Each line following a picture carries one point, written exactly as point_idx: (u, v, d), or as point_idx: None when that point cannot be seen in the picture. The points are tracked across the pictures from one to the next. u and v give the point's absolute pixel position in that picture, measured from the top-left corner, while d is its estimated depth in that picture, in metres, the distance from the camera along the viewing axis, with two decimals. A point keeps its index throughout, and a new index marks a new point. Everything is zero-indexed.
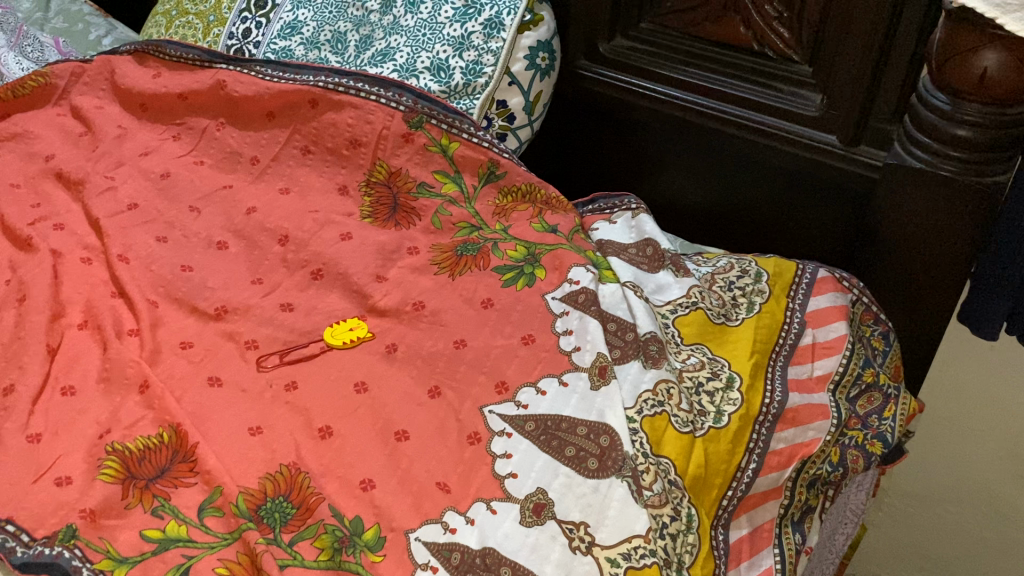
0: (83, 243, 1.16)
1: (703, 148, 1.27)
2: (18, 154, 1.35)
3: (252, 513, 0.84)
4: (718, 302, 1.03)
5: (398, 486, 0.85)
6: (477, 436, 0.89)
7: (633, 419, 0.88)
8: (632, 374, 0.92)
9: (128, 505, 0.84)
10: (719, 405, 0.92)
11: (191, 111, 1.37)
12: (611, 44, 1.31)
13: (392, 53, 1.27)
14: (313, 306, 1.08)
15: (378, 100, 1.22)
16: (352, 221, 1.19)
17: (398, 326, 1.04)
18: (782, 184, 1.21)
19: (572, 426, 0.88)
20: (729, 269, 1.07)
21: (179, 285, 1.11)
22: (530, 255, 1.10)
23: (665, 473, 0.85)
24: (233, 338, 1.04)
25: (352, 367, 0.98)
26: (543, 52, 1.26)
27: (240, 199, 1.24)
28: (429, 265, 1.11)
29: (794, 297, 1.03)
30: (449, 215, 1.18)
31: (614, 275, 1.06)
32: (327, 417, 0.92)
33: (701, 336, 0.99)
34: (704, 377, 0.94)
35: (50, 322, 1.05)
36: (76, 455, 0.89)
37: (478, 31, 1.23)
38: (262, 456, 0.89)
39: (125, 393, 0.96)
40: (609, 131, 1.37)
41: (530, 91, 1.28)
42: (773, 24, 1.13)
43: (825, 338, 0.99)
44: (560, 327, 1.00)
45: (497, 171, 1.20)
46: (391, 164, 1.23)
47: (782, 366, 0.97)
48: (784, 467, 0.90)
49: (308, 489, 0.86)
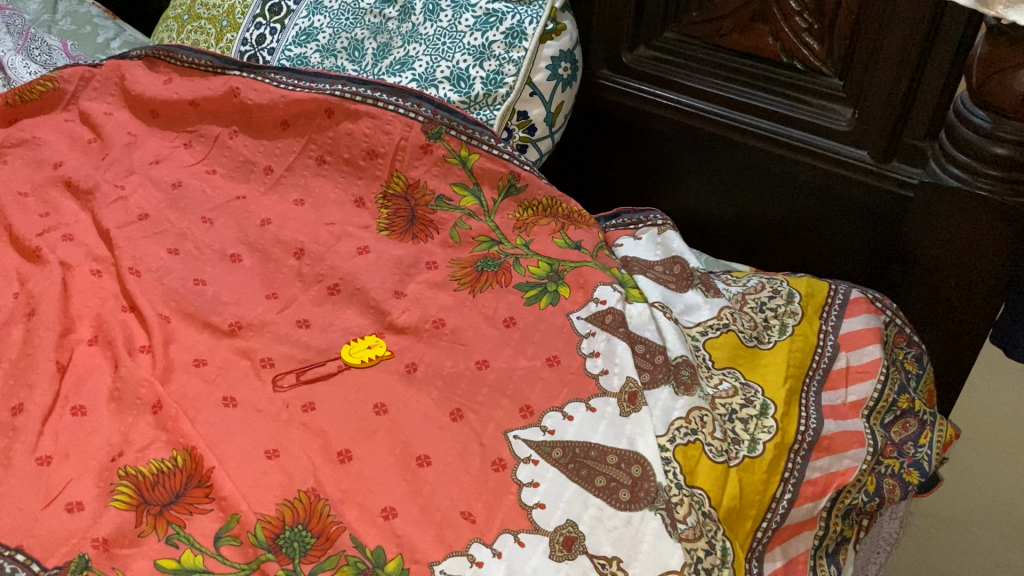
0: (92, 254, 1.13)
1: (726, 161, 1.24)
2: (26, 160, 1.32)
3: (270, 543, 0.81)
4: (750, 324, 0.99)
5: (421, 515, 0.82)
6: (501, 462, 0.86)
7: (665, 448, 0.85)
8: (663, 400, 0.89)
9: (142, 533, 0.81)
10: (753, 433, 0.88)
11: (203, 118, 1.34)
12: (634, 53, 1.28)
13: (410, 62, 1.24)
14: (329, 323, 1.05)
15: (395, 110, 1.19)
16: (368, 234, 1.16)
17: (417, 344, 1.01)
18: (807, 199, 1.18)
19: (602, 454, 0.85)
20: (760, 289, 1.04)
21: (191, 299, 1.07)
22: (553, 272, 1.07)
23: (699, 504, 0.82)
24: (248, 356, 1.01)
25: (370, 387, 0.95)
26: (565, 62, 1.23)
27: (253, 210, 1.21)
28: (448, 281, 1.08)
29: (827, 318, 1.00)
30: (468, 228, 1.15)
31: (641, 294, 1.02)
32: (346, 440, 0.90)
33: (732, 359, 0.95)
34: (737, 404, 0.91)
35: (60, 338, 1.02)
36: (87, 480, 0.86)
37: (500, 40, 1.20)
38: (278, 482, 0.86)
39: (138, 413, 0.93)
40: (628, 142, 1.35)
41: (551, 101, 1.25)
42: (803, 35, 1.10)
43: (859, 362, 0.96)
44: (585, 348, 0.96)
45: (517, 183, 1.17)
46: (408, 176, 1.20)
47: (816, 392, 0.94)
48: (819, 498, 0.87)
49: (328, 517, 0.83)
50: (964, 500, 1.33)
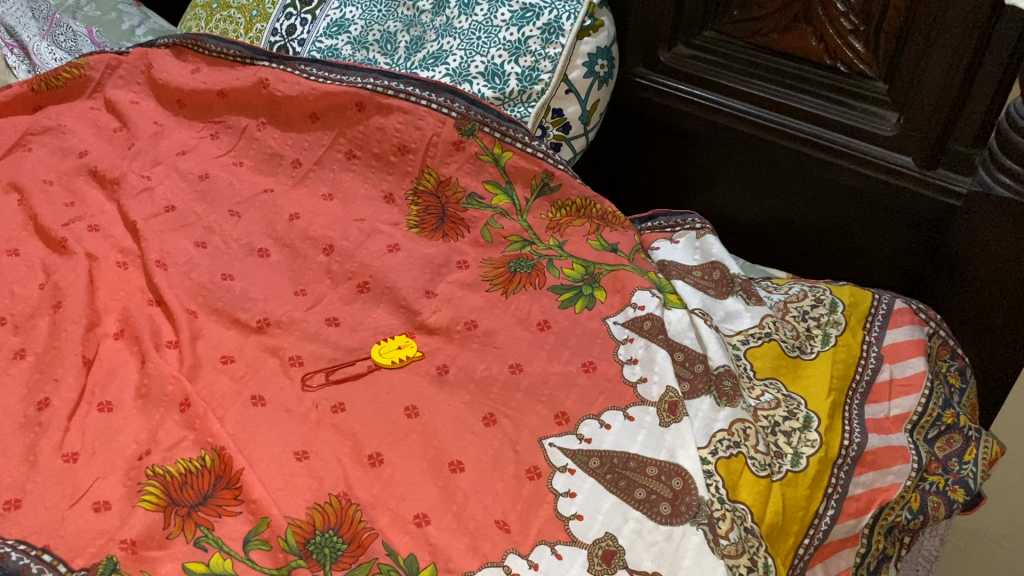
0: (118, 246, 1.11)
1: (764, 163, 1.22)
2: (51, 149, 1.30)
3: (301, 549, 0.79)
4: (793, 333, 0.97)
5: (454, 523, 0.81)
6: (537, 470, 0.84)
7: (707, 461, 0.83)
8: (704, 411, 0.87)
9: (170, 535, 0.80)
10: (796, 447, 0.86)
11: (231, 109, 1.32)
12: (672, 52, 1.26)
13: (444, 56, 1.21)
14: (359, 321, 1.03)
15: (428, 105, 1.17)
16: (398, 231, 1.14)
17: (449, 345, 0.99)
18: (847, 204, 1.16)
19: (641, 465, 0.83)
20: (802, 297, 1.02)
21: (219, 294, 1.06)
22: (588, 275, 1.05)
23: (741, 520, 0.80)
24: (276, 353, 0.99)
25: (402, 390, 0.93)
26: (602, 59, 1.20)
27: (281, 205, 1.19)
28: (480, 281, 1.06)
29: (870, 328, 0.98)
30: (500, 227, 1.13)
31: (680, 300, 1.00)
32: (376, 443, 0.88)
33: (774, 370, 0.93)
34: (780, 417, 0.88)
35: (85, 332, 1.00)
36: (114, 478, 0.84)
37: (536, 36, 1.17)
38: (308, 485, 0.85)
39: (165, 411, 0.91)
40: (663, 141, 1.33)
41: (587, 99, 1.22)
42: (848, 37, 1.07)
43: (902, 375, 0.94)
44: (623, 355, 0.94)
45: (551, 182, 1.15)
46: (440, 173, 1.17)
47: (859, 405, 0.91)
48: (863, 514, 0.85)
49: (359, 523, 0.81)
50: (1010, 520, 1.22)
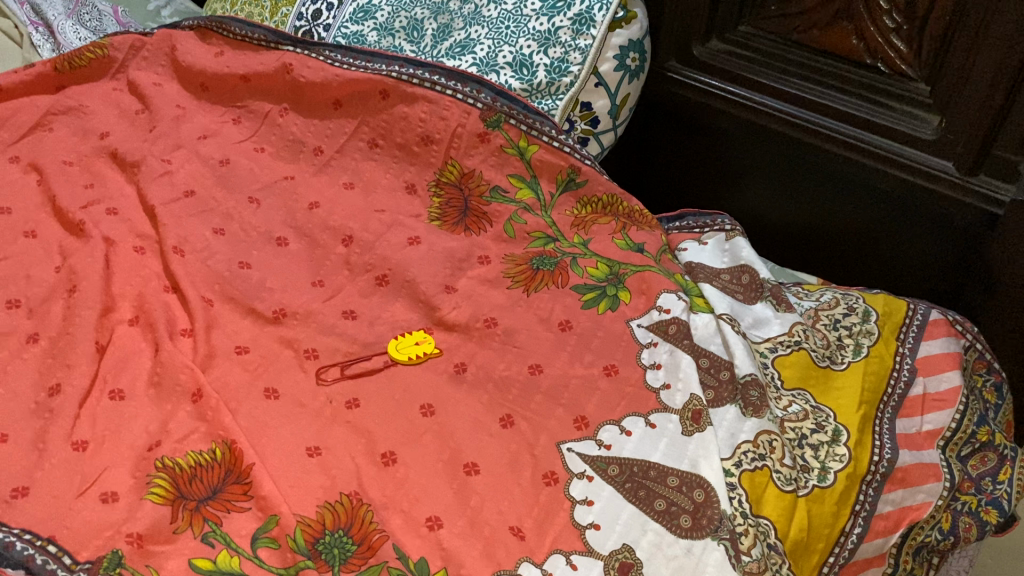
0: (136, 231, 1.10)
1: (798, 164, 1.19)
2: (73, 129, 1.29)
3: (310, 549, 0.78)
4: (823, 342, 0.94)
5: (468, 529, 0.79)
6: (553, 476, 0.82)
7: (730, 473, 0.80)
8: (729, 421, 0.84)
9: (177, 530, 0.78)
10: (824, 461, 0.83)
11: (254, 94, 1.30)
12: (706, 46, 1.23)
13: (471, 45, 1.18)
14: (376, 315, 1.01)
15: (453, 95, 1.14)
16: (419, 223, 1.11)
17: (468, 343, 0.97)
18: (882, 208, 1.12)
19: (661, 475, 0.80)
20: (834, 305, 0.98)
21: (235, 284, 1.04)
22: (613, 275, 1.02)
23: (764, 536, 0.78)
24: (292, 346, 0.98)
25: (418, 387, 0.92)
26: (634, 52, 1.17)
27: (302, 193, 1.18)
28: (502, 278, 1.04)
29: (904, 339, 0.95)
30: (523, 222, 1.10)
31: (706, 304, 0.97)
32: (391, 442, 0.87)
33: (803, 380, 0.90)
34: (807, 429, 0.85)
35: (100, 317, 0.98)
36: (123, 469, 0.83)
37: (567, 26, 1.13)
38: (320, 482, 0.83)
39: (177, 401, 0.90)
40: (694, 139, 1.30)
41: (617, 93, 1.19)
42: (890, 36, 1.04)
43: (936, 390, 0.90)
44: (646, 359, 0.91)
45: (577, 178, 1.12)
46: (463, 165, 1.15)
47: (890, 418, 0.88)
48: (891, 533, 0.82)
49: (370, 524, 0.80)
50: None
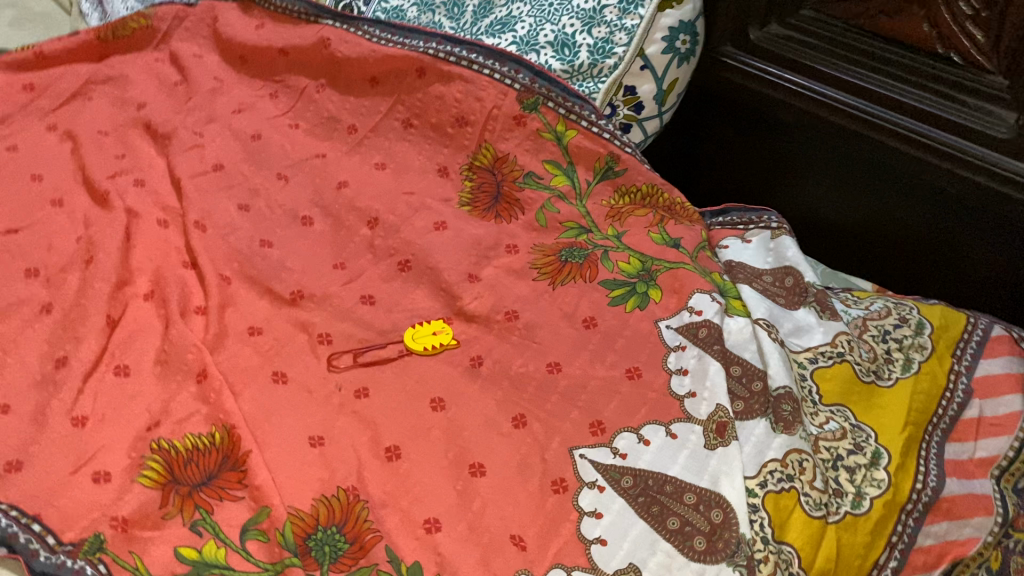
0: (161, 203, 1.07)
1: (858, 160, 1.10)
2: (110, 98, 1.27)
3: (298, 545, 0.74)
4: (870, 355, 0.86)
5: (466, 534, 0.74)
6: (562, 484, 0.76)
7: (753, 493, 0.74)
8: (757, 436, 0.78)
9: (166, 515, 0.75)
10: (860, 486, 0.76)
11: (292, 68, 1.27)
12: (764, 31, 1.15)
13: (512, 23, 1.13)
14: (396, 302, 0.97)
15: (491, 74, 1.09)
16: (448, 208, 1.06)
17: (487, 336, 0.92)
18: (949, 212, 1.03)
19: (678, 490, 0.75)
20: (885, 316, 0.91)
21: (254, 262, 1.01)
22: (645, 271, 0.96)
23: (787, 565, 0.71)
24: (306, 329, 0.95)
25: (430, 379, 0.87)
26: (685, 34, 1.10)
27: (331, 171, 1.14)
28: (528, 269, 0.98)
29: (960, 356, 0.87)
30: (557, 212, 1.05)
31: (743, 307, 0.90)
32: (396, 436, 0.82)
33: (844, 396, 0.82)
34: (844, 450, 0.78)
35: (114, 290, 0.96)
36: (119, 449, 0.80)
37: (613, 4, 1.07)
38: (318, 474, 0.79)
39: (182, 380, 0.87)
40: (750, 129, 1.22)
41: (664, 77, 1.12)
42: (966, 23, 0.95)
43: (993, 414, 0.82)
44: (672, 364, 0.85)
45: (616, 166, 1.06)
46: (498, 149, 1.10)
47: (938, 443, 0.80)
48: (931, 570, 0.74)
49: (365, 523, 0.75)
50: None
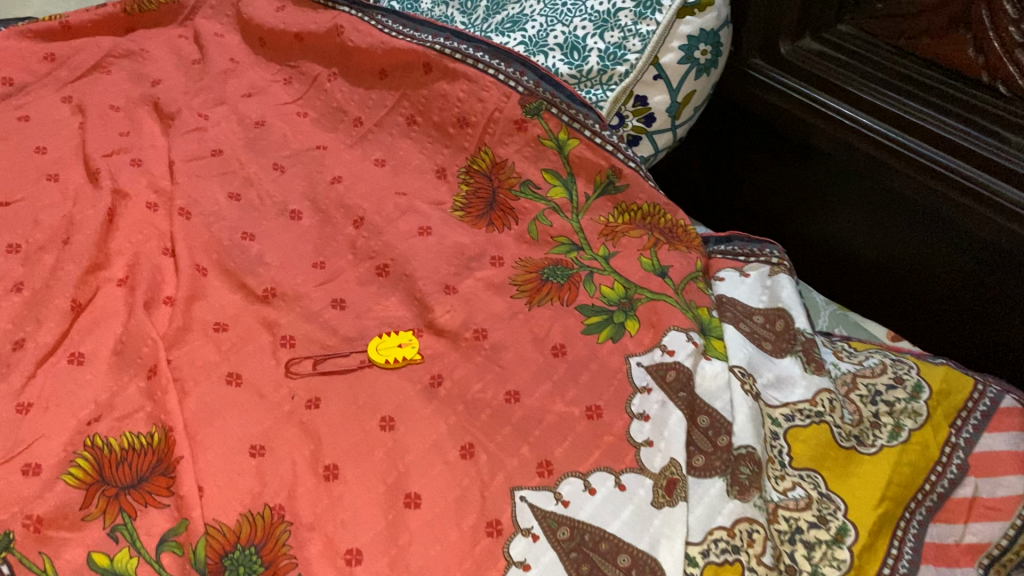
0: (153, 185, 1.04)
1: (889, 194, 1.00)
2: (127, 72, 1.26)
3: (211, 564, 0.70)
4: (853, 418, 0.80)
5: (387, 570, 0.70)
6: (497, 526, 0.71)
7: (693, 562, 0.71)
8: (709, 498, 0.74)
9: (86, 517, 0.72)
10: (816, 565, 0.71)
11: (307, 54, 1.25)
12: (795, 44, 1.08)
13: (523, 21, 1.08)
14: (366, 309, 0.93)
15: (495, 75, 1.04)
16: (439, 213, 1.01)
17: (452, 353, 0.87)
18: (982, 258, 0.93)
19: (613, 551, 0.71)
20: (878, 374, 0.85)
21: (232, 254, 0.98)
22: (626, 299, 0.90)
23: None
24: (271, 329, 0.91)
25: (385, 395, 0.82)
26: (705, 44, 1.03)
27: (328, 164, 1.10)
28: (508, 285, 0.93)
29: (958, 429, 0.80)
30: (549, 224, 0.99)
31: (723, 349, 0.86)
32: (336, 453, 0.78)
33: (816, 461, 0.77)
34: (805, 523, 0.73)
35: (86, 273, 0.93)
36: (55, 441, 0.77)
37: (629, 8, 1.01)
38: (248, 487, 0.75)
39: (134, 374, 0.84)
40: (784, 149, 1.14)
41: (679, 89, 1.06)
42: (1015, 51, 0.88)
43: (990, 495, 0.76)
44: (636, 407, 0.79)
45: (617, 181, 1.01)
46: (496, 153, 1.04)
47: (920, 522, 0.75)
48: None
49: (283, 547, 0.71)
50: None
